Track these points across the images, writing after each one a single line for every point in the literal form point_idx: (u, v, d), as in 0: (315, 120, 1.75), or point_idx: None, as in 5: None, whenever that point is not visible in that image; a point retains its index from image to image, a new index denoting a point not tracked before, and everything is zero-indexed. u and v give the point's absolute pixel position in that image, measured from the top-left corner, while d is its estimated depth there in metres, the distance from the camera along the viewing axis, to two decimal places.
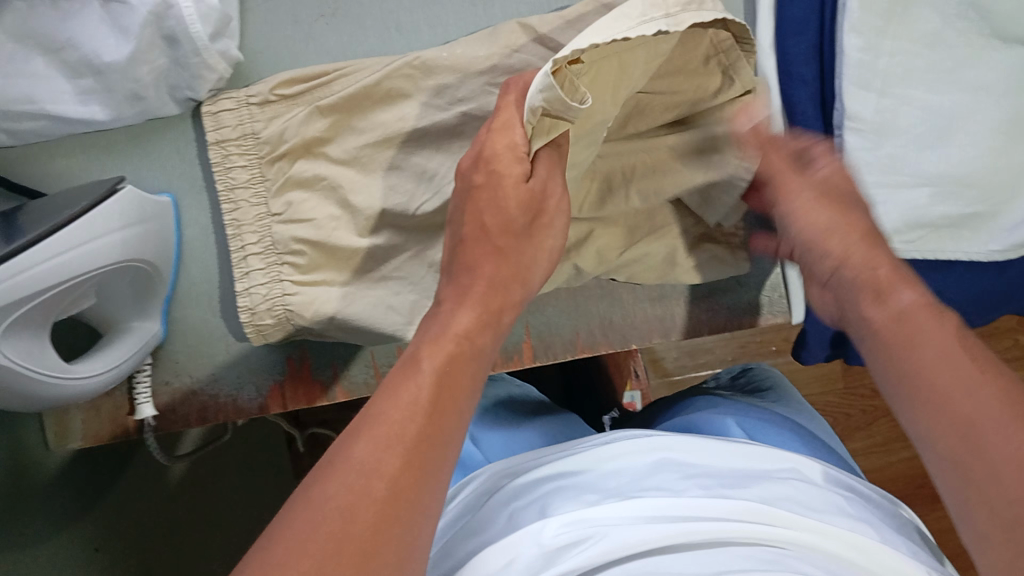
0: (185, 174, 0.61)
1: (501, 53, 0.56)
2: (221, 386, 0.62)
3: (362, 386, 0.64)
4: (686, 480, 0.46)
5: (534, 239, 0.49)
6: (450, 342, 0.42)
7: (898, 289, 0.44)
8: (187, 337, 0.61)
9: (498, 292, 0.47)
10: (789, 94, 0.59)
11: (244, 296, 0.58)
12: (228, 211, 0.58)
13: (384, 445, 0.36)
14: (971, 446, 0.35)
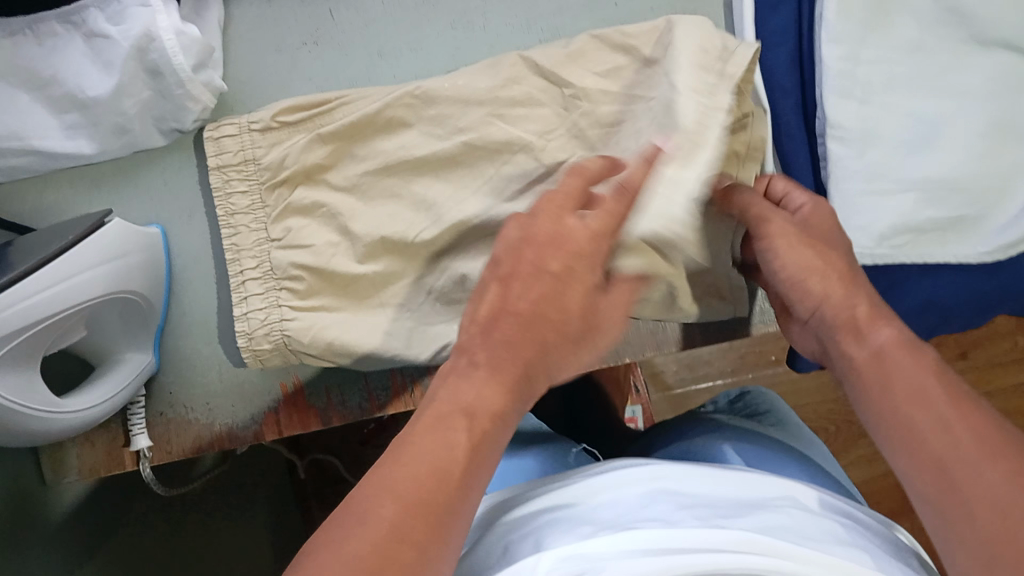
0: (175, 205, 0.61)
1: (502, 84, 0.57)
2: (216, 415, 0.62)
3: (357, 410, 0.63)
4: (681, 511, 0.46)
5: (580, 348, 0.45)
6: (483, 420, 0.39)
7: (874, 327, 0.45)
8: (180, 367, 0.62)
9: (532, 381, 0.41)
10: (774, 104, 0.60)
11: (242, 321, 0.58)
12: (228, 236, 0.59)
13: (409, 509, 0.34)
14: (951, 487, 0.38)
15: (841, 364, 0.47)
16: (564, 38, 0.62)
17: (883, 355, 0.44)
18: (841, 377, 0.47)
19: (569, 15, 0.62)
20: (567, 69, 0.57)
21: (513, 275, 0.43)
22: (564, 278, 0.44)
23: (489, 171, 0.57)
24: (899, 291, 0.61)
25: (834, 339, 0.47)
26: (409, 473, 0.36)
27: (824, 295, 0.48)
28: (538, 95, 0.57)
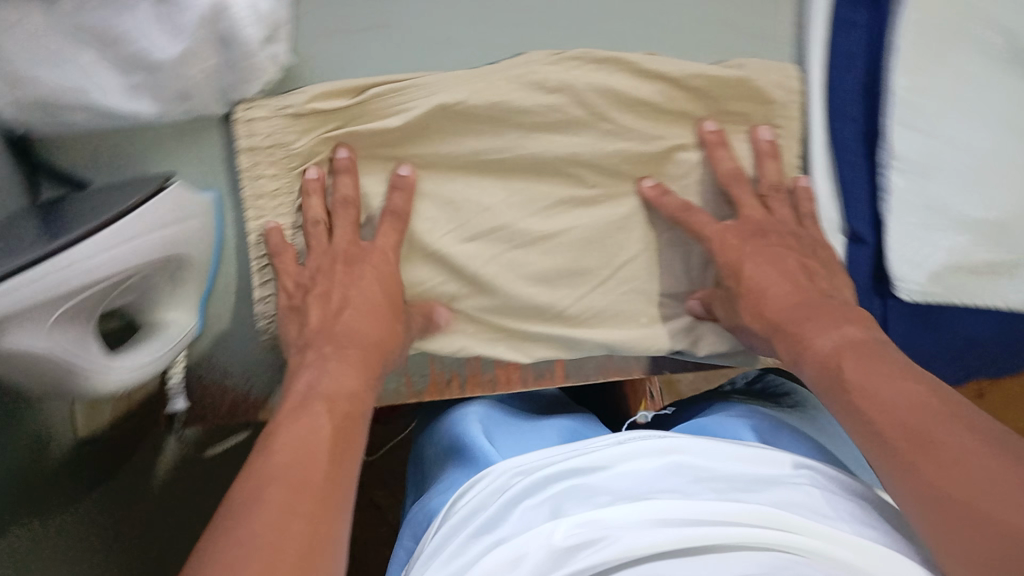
0: (227, 175, 0.61)
1: (562, 95, 0.56)
2: (253, 382, 0.64)
3: (390, 392, 0.63)
4: (700, 484, 0.49)
5: (402, 323, 0.57)
6: (343, 402, 0.50)
7: (821, 335, 0.51)
8: (223, 333, 0.63)
9: (371, 355, 0.54)
10: (834, 131, 0.58)
11: (260, 300, 0.61)
12: (253, 217, 0.59)
13: (293, 489, 0.42)
14: (924, 448, 0.42)
15: (809, 368, 0.51)
16: (632, 45, 0.59)
17: (833, 358, 0.49)
18: (811, 381, 0.51)
19: None
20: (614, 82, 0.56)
21: (318, 279, 0.57)
22: (363, 275, 0.56)
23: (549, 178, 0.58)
24: (945, 327, 0.62)
25: (779, 347, 0.54)
26: (298, 457, 0.44)
27: (776, 299, 0.55)
28: (603, 103, 0.56)
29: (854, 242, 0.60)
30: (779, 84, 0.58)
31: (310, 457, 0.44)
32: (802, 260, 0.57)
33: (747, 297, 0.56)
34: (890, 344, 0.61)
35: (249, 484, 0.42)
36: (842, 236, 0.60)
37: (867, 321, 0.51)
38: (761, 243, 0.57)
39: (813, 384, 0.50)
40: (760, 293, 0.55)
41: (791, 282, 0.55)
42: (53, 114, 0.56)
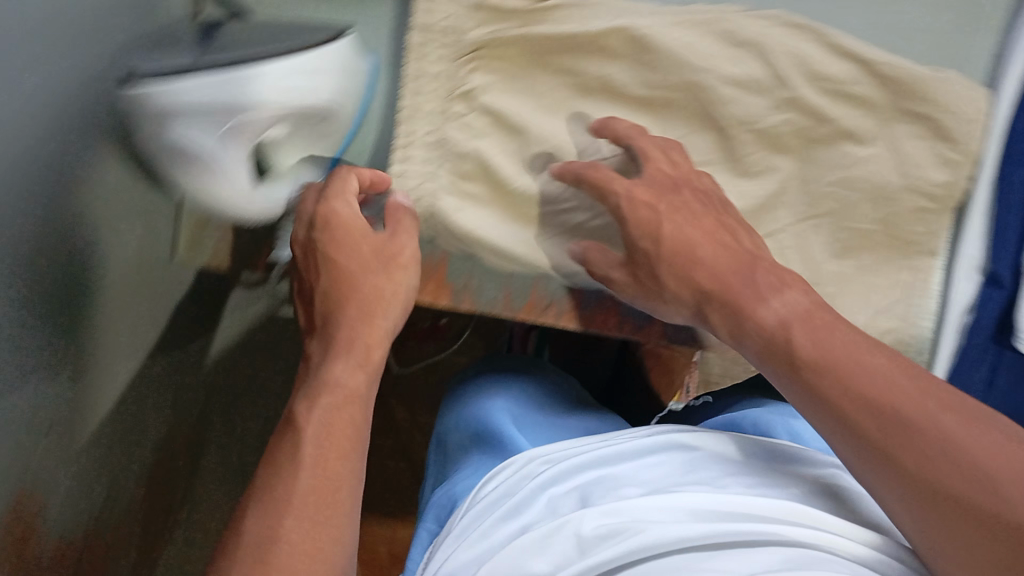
0: (384, 44, 0.58)
1: (747, 58, 0.53)
2: None
3: (491, 302, 0.58)
4: (727, 477, 0.47)
5: (388, 278, 0.53)
6: (339, 395, 0.48)
7: (766, 300, 0.45)
8: None
9: (370, 339, 0.52)
10: (1006, 169, 0.54)
11: (394, 178, 0.56)
12: (407, 96, 0.56)
13: (279, 514, 0.42)
14: (922, 447, 0.36)
15: (752, 346, 0.45)
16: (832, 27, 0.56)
17: (780, 331, 0.43)
18: (755, 359, 0.45)
19: None
20: (808, 55, 0.53)
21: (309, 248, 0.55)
22: (343, 238, 0.54)
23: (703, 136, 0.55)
24: None
25: (715, 320, 0.48)
26: (294, 482, 0.44)
27: (708, 266, 0.49)
28: (789, 73, 0.53)
29: (990, 284, 0.56)
30: (971, 111, 0.53)
31: (301, 471, 0.44)
32: (719, 220, 0.52)
33: (666, 264, 0.51)
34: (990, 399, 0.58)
35: (245, 509, 0.43)
36: (978, 275, 0.57)
37: (804, 284, 0.46)
38: (671, 202, 0.52)
39: (761, 363, 0.45)
40: (687, 252, 0.50)
41: (727, 246, 0.50)
42: None
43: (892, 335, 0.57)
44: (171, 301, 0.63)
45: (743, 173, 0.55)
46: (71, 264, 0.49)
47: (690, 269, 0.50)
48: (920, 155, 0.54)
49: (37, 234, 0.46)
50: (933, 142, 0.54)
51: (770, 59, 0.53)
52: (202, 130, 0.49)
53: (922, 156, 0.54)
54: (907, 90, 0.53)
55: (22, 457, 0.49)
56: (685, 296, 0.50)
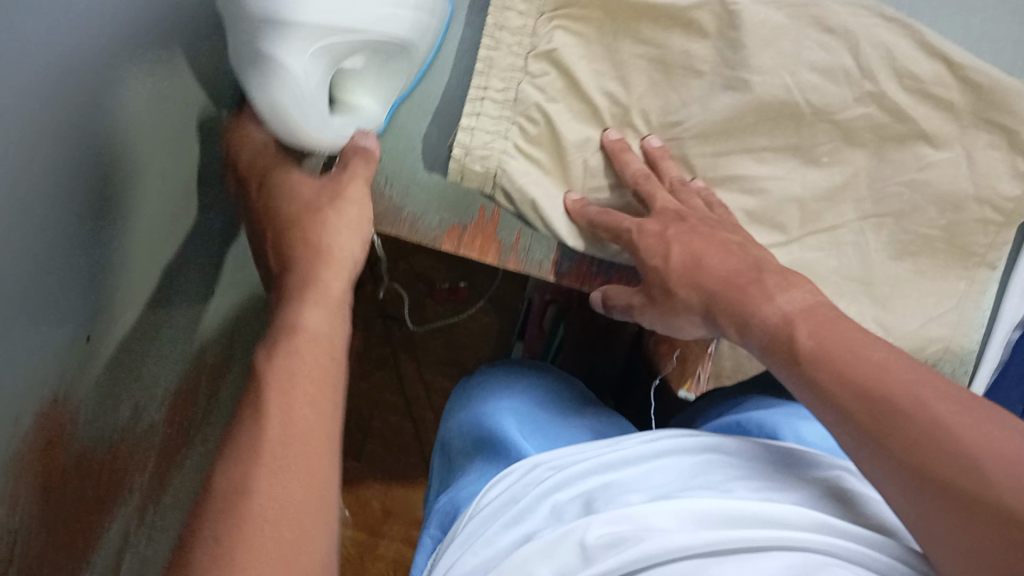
0: None
1: (837, 48, 0.51)
2: (407, 202, 0.57)
3: (536, 264, 0.59)
4: (733, 482, 0.46)
5: (341, 212, 0.52)
6: (304, 338, 0.45)
7: (772, 300, 0.44)
8: (400, 148, 0.57)
9: (336, 282, 0.50)
10: None
11: (464, 131, 0.52)
12: (486, 47, 0.52)
13: (245, 460, 0.39)
14: (932, 436, 0.34)
15: (756, 343, 0.44)
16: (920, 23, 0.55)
17: (787, 326, 0.43)
18: (760, 351, 0.44)
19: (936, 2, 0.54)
20: (901, 53, 0.51)
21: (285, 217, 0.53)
22: (299, 193, 0.53)
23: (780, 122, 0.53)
24: None
25: (722, 323, 0.47)
26: (257, 427, 0.41)
27: (716, 272, 0.48)
28: (877, 67, 0.51)
29: None
30: None
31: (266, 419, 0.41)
32: (727, 235, 0.50)
33: (678, 278, 0.50)
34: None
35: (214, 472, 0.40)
36: None
37: (813, 285, 0.45)
38: (680, 228, 0.51)
39: (766, 357, 0.44)
40: (694, 263, 0.49)
41: (731, 253, 0.49)
42: None
43: (941, 343, 0.56)
44: (194, 254, 0.60)
45: (811, 163, 0.54)
46: (108, 190, 0.45)
47: (704, 279, 0.48)
48: (994, 168, 0.53)
49: (78, 158, 0.41)
50: (1010, 156, 0.53)
51: (861, 53, 0.51)
52: (294, 42, 0.43)
53: (995, 167, 0.53)
54: (994, 100, 0.52)
55: (67, 378, 0.46)
56: (690, 300, 0.49)
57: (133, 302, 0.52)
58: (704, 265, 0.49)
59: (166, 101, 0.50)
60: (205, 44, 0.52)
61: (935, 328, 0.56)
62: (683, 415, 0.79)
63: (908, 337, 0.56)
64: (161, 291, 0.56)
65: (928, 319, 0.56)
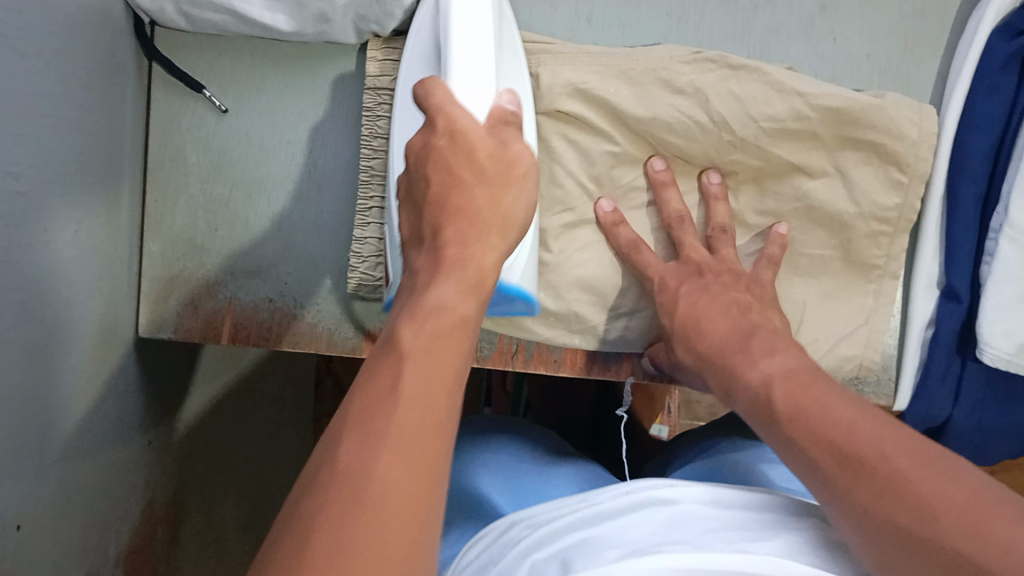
0: (340, 106, 0.61)
1: (693, 101, 0.56)
2: (321, 317, 0.62)
3: None
4: (707, 536, 0.43)
5: (503, 191, 0.44)
6: (433, 317, 0.38)
7: (755, 364, 0.48)
8: (304, 263, 0.62)
9: (473, 267, 0.41)
10: (955, 187, 0.57)
11: (358, 243, 0.59)
12: (366, 158, 0.59)
13: (405, 379, 0.35)
14: (868, 470, 0.38)
15: (745, 399, 0.47)
16: (772, 59, 0.59)
17: (764, 389, 0.46)
18: (744, 411, 0.47)
19: (784, 36, 0.59)
20: (755, 93, 0.55)
21: (438, 149, 0.44)
22: (456, 146, 0.44)
23: (670, 192, 0.58)
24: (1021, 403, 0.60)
25: (714, 378, 0.51)
26: (420, 356, 0.36)
27: (710, 336, 0.52)
28: (731, 118, 0.56)
29: (947, 299, 0.59)
30: (916, 135, 0.55)
31: (407, 346, 0.37)
32: (735, 295, 0.54)
33: (681, 337, 0.54)
34: (959, 410, 0.60)
35: (332, 433, 0.35)
36: (936, 292, 0.59)
37: (797, 349, 0.48)
38: (694, 283, 0.55)
39: (748, 416, 0.47)
40: (693, 325, 0.53)
41: (730, 317, 0.53)
42: (183, 8, 0.56)
43: (856, 360, 0.59)
44: (120, 394, 0.61)
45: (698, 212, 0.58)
46: (26, 379, 0.47)
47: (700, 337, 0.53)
48: (863, 180, 0.57)
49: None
50: (881, 169, 0.57)
51: (714, 101, 0.56)
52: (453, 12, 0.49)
53: (867, 181, 0.57)
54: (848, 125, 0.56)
55: (12, 557, 0.46)
56: (686, 361, 0.54)
57: (75, 458, 0.54)
58: (706, 327, 0.53)
59: (79, 262, 0.52)
60: (94, 208, 0.54)
61: (846, 340, 0.59)
62: (656, 460, 0.78)
63: (822, 359, 0.59)
64: (99, 440, 0.58)
65: (838, 334, 0.59)
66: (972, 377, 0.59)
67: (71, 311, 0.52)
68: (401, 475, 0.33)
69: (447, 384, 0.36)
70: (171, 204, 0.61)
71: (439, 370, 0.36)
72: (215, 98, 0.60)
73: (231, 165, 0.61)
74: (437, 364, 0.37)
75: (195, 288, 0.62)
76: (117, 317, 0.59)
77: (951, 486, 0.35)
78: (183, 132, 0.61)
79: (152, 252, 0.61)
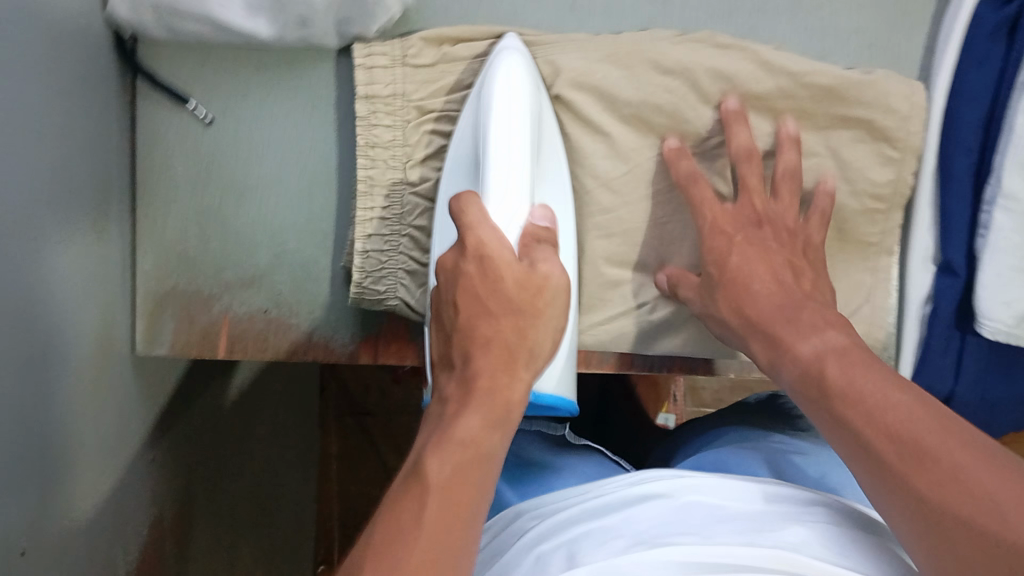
0: (326, 111, 0.61)
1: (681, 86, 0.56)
2: (317, 325, 0.62)
3: None
4: (715, 526, 0.42)
5: (533, 318, 0.47)
6: (457, 447, 0.41)
7: (802, 342, 0.48)
8: (298, 270, 0.62)
9: (499, 388, 0.44)
10: (947, 161, 0.57)
11: (360, 256, 0.59)
12: (364, 167, 0.59)
13: (435, 497, 0.39)
14: (918, 465, 0.38)
15: (790, 375, 0.48)
16: (760, 38, 0.59)
17: (816, 363, 0.46)
18: (791, 390, 0.48)
19: (769, 16, 0.59)
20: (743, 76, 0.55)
21: (467, 275, 0.47)
22: (489, 271, 0.47)
23: (684, 161, 0.57)
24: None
25: (761, 348, 0.51)
26: (449, 478, 0.40)
27: (761, 299, 0.52)
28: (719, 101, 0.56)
29: (945, 273, 0.58)
30: (907, 109, 0.56)
31: (445, 458, 0.40)
32: (789, 258, 0.54)
33: (727, 294, 0.54)
34: (960, 383, 0.59)
35: (366, 537, 0.38)
36: (933, 266, 0.59)
37: (847, 326, 0.48)
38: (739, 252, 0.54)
39: (797, 393, 0.47)
40: (741, 284, 0.53)
41: (781, 284, 0.52)
42: (164, 19, 0.56)
43: None
44: (121, 409, 0.60)
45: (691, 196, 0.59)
46: (27, 402, 0.46)
47: (754, 301, 0.52)
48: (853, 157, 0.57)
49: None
50: (873, 144, 0.57)
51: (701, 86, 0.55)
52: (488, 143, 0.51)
53: (862, 157, 0.58)
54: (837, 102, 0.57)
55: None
56: (730, 321, 0.53)
57: (81, 478, 0.54)
58: (751, 293, 0.52)
59: (73, 279, 0.52)
60: (85, 224, 0.54)
61: None
62: (659, 449, 0.77)
63: None
64: (103, 459, 0.57)
65: None
66: (974, 351, 0.59)
67: (66, 329, 0.51)
68: (416, 558, 0.36)
69: (469, 498, 0.40)
70: (160, 217, 0.61)
71: (460, 474, 0.40)
72: (199, 109, 0.60)
73: (218, 175, 0.61)
74: (461, 455, 0.41)
75: (191, 301, 0.62)
76: (112, 331, 0.58)
77: (1007, 483, 0.35)
78: (168, 144, 0.60)
79: (144, 266, 0.61)
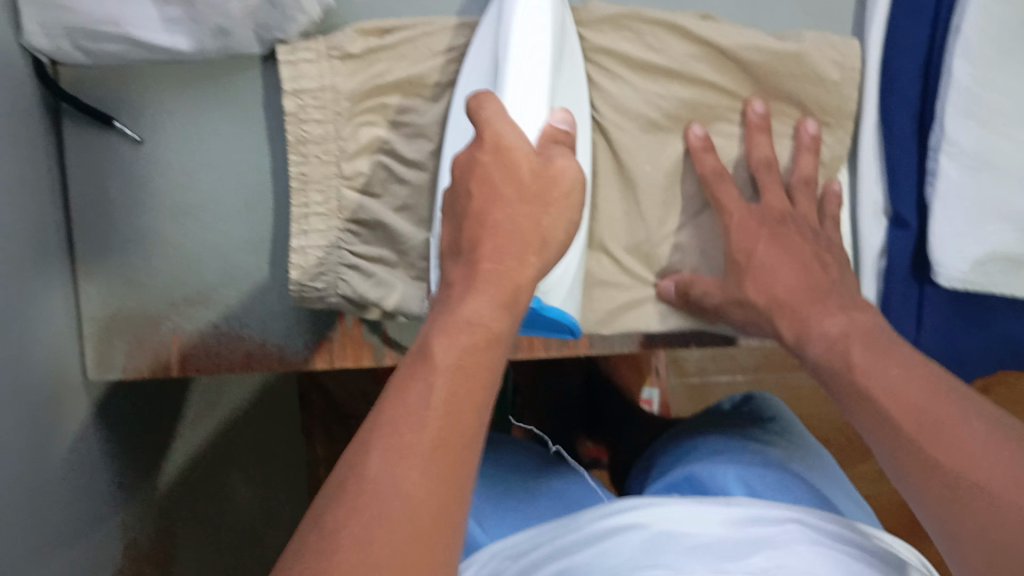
0: (255, 121, 0.60)
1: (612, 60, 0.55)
2: (269, 335, 0.62)
3: (410, 350, 0.64)
4: (685, 557, 0.42)
5: (549, 209, 0.44)
6: (462, 362, 0.39)
7: (827, 318, 0.49)
8: (245, 282, 0.61)
9: (506, 300, 0.41)
10: (889, 110, 0.56)
11: (298, 252, 0.58)
12: (295, 163, 0.57)
13: (448, 402, 0.37)
14: (925, 427, 0.40)
15: (817, 350, 0.49)
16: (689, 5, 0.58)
17: (840, 342, 0.47)
18: (813, 364, 0.49)
19: None
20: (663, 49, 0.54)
21: (475, 188, 0.44)
22: (496, 184, 0.43)
23: (708, 155, 0.56)
24: (985, 320, 0.59)
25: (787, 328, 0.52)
26: (456, 385, 0.38)
27: (784, 283, 0.53)
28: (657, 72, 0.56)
29: (897, 225, 0.58)
30: (839, 77, 0.56)
31: (455, 362, 0.38)
32: (816, 252, 0.55)
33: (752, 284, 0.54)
34: (922, 336, 0.58)
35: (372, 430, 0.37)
36: (884, 218, 0.59)
37: (869, 312, 0.49)
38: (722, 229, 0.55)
39: (819, 366, 0.48)
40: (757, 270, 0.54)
41: (784, 270, 0.53)
42: (79, 42, 0.54)
43: None
44: (85, 440, 0.60)
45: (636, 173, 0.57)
46: None
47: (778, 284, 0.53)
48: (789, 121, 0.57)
49: None
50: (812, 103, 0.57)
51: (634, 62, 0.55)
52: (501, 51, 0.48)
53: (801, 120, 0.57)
54: (771, 65, 0.55)
55: None
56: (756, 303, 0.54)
57: (49, 512, 0.53)
58: (779, 278, 0.53)
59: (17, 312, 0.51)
60: (25, 256, 0.53)
61: None
62: (639, 454, 0.76)
63: None
64: (71, 490, 0.57)
65: None
66: (934, 300, 0.58)
67: (18, 364, 0.51)
68: (416, 488, 0.35)
69: (475, 406, 0.38)
70: (100, 241, 0.60)
71: (461, 382, 0.38)
72: (128, 129, 0.59)
73: (153, 194, 0.60)
74: (458, 375, 0.38)
75: (142, 324, 0.61)
76: (63, 361, 0.58)
77: (1004, 446, 0.37)
78: (100, 169, 0.59)
79: (90, 292, 0.60)
